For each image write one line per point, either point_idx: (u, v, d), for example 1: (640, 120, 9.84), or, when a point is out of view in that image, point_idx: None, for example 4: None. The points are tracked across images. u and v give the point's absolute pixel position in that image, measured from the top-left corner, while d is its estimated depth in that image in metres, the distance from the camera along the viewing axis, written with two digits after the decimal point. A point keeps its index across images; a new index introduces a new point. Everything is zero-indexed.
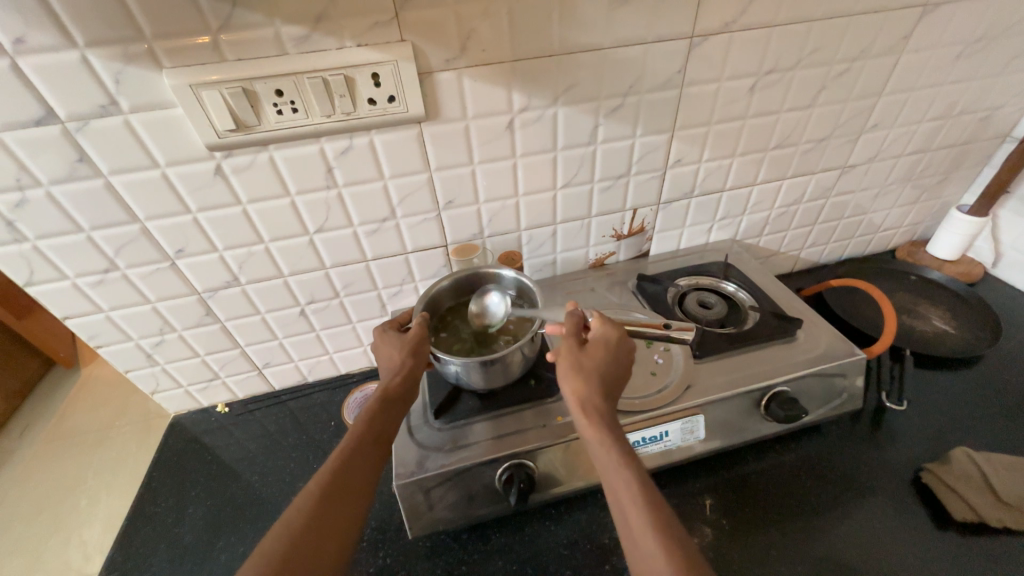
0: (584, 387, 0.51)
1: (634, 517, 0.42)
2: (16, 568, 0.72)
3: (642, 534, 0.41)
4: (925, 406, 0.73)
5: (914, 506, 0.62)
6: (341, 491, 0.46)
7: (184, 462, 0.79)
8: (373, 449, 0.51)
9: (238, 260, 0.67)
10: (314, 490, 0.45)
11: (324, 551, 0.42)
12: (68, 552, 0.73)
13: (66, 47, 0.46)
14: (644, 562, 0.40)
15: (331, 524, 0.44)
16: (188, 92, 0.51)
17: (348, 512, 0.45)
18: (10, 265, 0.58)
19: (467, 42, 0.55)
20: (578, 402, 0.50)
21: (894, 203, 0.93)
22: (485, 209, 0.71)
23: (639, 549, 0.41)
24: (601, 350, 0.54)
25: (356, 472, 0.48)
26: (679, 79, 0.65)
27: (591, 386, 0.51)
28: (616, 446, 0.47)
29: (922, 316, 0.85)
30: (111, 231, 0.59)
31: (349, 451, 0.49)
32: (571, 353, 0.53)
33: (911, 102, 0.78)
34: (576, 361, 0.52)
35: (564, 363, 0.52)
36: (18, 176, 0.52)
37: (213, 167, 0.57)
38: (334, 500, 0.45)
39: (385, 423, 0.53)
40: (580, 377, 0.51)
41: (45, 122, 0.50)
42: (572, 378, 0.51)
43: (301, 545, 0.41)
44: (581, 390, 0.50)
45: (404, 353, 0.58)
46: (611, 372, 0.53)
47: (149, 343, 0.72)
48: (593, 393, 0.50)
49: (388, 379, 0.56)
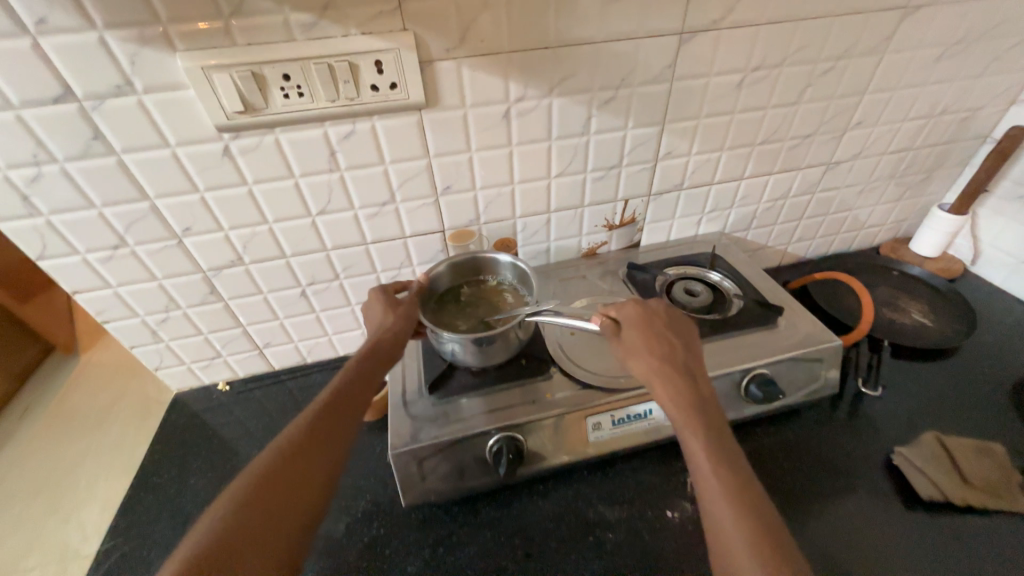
0: (656, 361, 0.55)
1: (715, 488, 0.44)
2: (15, 543, 0.76)
3: (726, 510, 0.43)
4: (901, 394, 0.76)
5: (885, 486, 0.65)
6: (319, 437, 0.49)
7: (185, 436, 0.81)
8: (355, 403, 0.53)
9: (243, 240, 0.69)
10: (293, 434, 0.49)
11: (295, 491, 0.45)
12: (68, 527, 0.76)
13: (85, 28, 0.49)
14: (719, 519, 0.43)
15: (306, 467, 0.47)
16: (199, 75, 0.53)
17: (322, 457, 0.48)
18: (24, 238, 0.61)
19: (466, 33, 0.58)
20: (655, 375, 0.54)
21: (878, 200, 0.96)
22: (481, 195, 0.74)
23: (717, 518, 0.43)
24: (669, 334, 0.58)
25: (343, 412, 0.52)
26: (669, 74, 0.68)
27: (670, 365, 0.54)
28: (695, 416, 0.50)
29: (901, 309, 0.88)
30: (122, 209, 0.62)
31: (331, 403, 0.52)
32: (641, 334, 0.57)
33: (895, 101, 0.81)
34: (646, 341, 0.57)
35: (635, 342, 0.57)
36: (34, 152, 0.55)
37: (222, 148, 0.60)
38: (309, 447, 0.48)
39: (370, 380, 0.56)
40: (650, 354, 0.55)
41: (63, 100, 0.52)
42: (647, 355, 0.55)
43: (274, 483, 0.45)
44: (655, 364, 0.55)
45: (394, 319, 0.62)
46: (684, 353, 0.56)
47: (154, 320, 0.74)
48: (654, 366, 0.55)
49: (374, 339, 0.59)
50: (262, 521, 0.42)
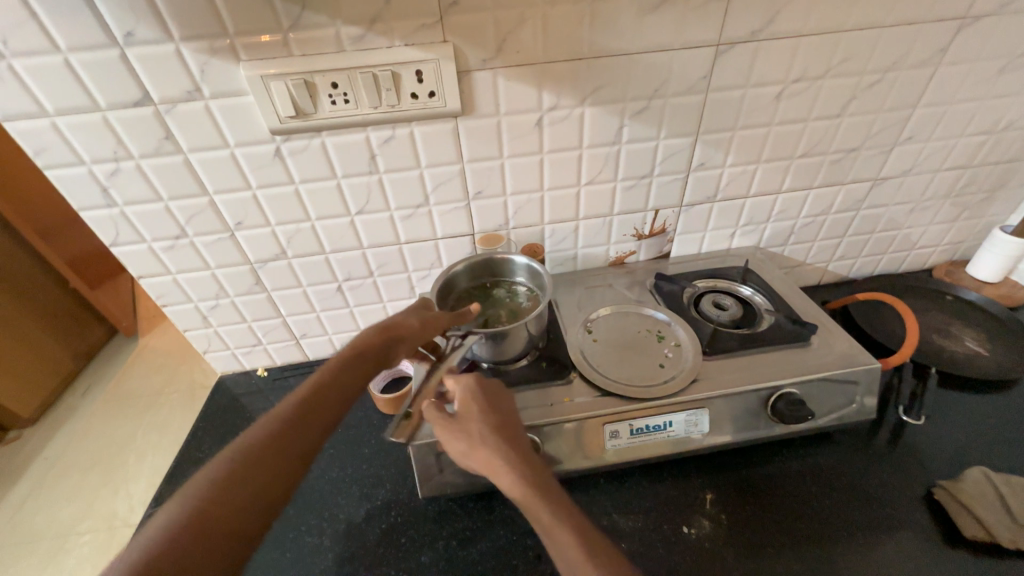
0: (483, 447, 0.52)
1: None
2: (76, 506, 0.88)
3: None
4: (949, 426, 0.71)
5: (925, 522, 0.61)
6: (283, 436, 0.49)
7: (225, 416, 0.87)
8: (323, 404, 0.53)
9: (287, 235, 0.74)
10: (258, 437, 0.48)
11: (254, 489, 0.45)
12: (117, 500, 0.87)
13: (164, 41, 0.55)
14: None
15: (267, 466, 0.47)
16: (258, 83, 0.58)
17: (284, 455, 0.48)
18: (101, 226, 0.68)
19: (503, 45, 0.60)
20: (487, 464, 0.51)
21: (931, 219, 0.91)
22: (511, 201, 0.76)
23: None
24: (472, 406, 0.56)
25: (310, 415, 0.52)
26: (704, 85, 0.68)
27: (489, 446, 0.52)
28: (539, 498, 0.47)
29: (953, 336, 0.83)
30: (184, 203, 0.68)
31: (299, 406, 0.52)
32: (452, 425, 0.54)
33: (950, 115, 0.76)
34: (466, 429, 0.54)
35: (453, 434, 0.54)
36: (115, 150, 0.62)
37: (274, 150, 0.65)
38: (272, 447, 0.48)
39: (342, 386, 0.55)
40: (473, 443, 0.53)
41: (142, 104, 0.59)
42: (470, 444, 0.53)
43: (232, 482, 0.44)
44: (484, 453, 0.52)
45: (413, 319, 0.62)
46: (498, 422, 0.55)
47: (206, 306, 0.81)
48: (494, 458, 0.51)
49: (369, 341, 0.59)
50: (218, 519, 0.42)
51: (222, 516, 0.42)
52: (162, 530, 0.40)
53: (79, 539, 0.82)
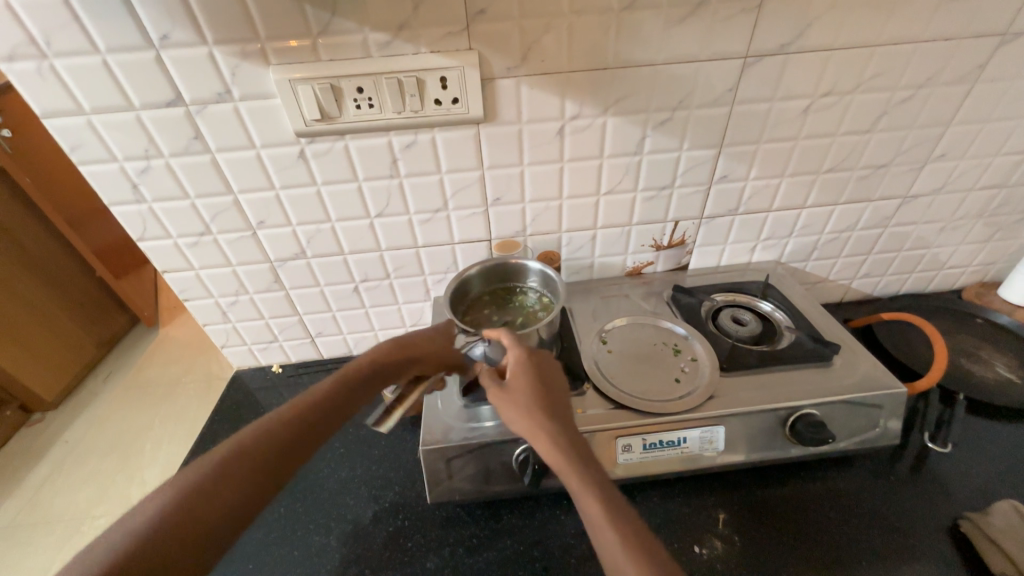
0: (528, 414, 0.53)
1: (617, 551, 0.41)
2: (91, 493, 0.90)
3: (630, 568, 0.40)
4: (976, 455, 0.68)
5: (948, 554, 0.59)
6: (267, 439, 0.49)
7: (240, 411, 0.88)
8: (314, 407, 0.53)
9: (307, 235, 0.75)
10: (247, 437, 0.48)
11: (230, 495, 0.45)
12: (130, 488, 0.88)
13: (198, 43, 0.56)
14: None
15: (244, 472, 0.47)
16: (287, 86, 0.59)
17: (262, 462, 0.48)
18: (130, 221, 0.70)
19: (528, 53, 0.61)
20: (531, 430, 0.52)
21: (962, 239, 0.88)
22: (530, 208, 0.76)
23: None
24: (522, 374, 0.56)
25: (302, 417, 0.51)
26: (730, 97, 0.67)
27: (535, 414, 0.52)
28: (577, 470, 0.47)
29: (983, 361, 0.80)
30: (210, 201, 0.69)
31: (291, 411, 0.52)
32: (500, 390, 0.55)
33: (986, 133, 0.74)
34: (512, 395, 0.55)
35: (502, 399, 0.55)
36: (146, 147, 0.63)
37: (298, 151, 0.66)
38: (249, 453, 0.48)
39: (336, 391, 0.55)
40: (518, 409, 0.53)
41: (174, 104, 0.60)
42: (516, 410, 0.53)
43: (208, 485, 0.45)
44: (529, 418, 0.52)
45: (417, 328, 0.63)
46: (547, 392, 0.55)
47: (226, 302, 0.82)
48: (536, 423, 0.52)
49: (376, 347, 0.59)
50: (188, 526, 0.43)
51: (192, 526, 0.43)
52: (135, 530, 0.42)
53: (95, 522, 0.84)
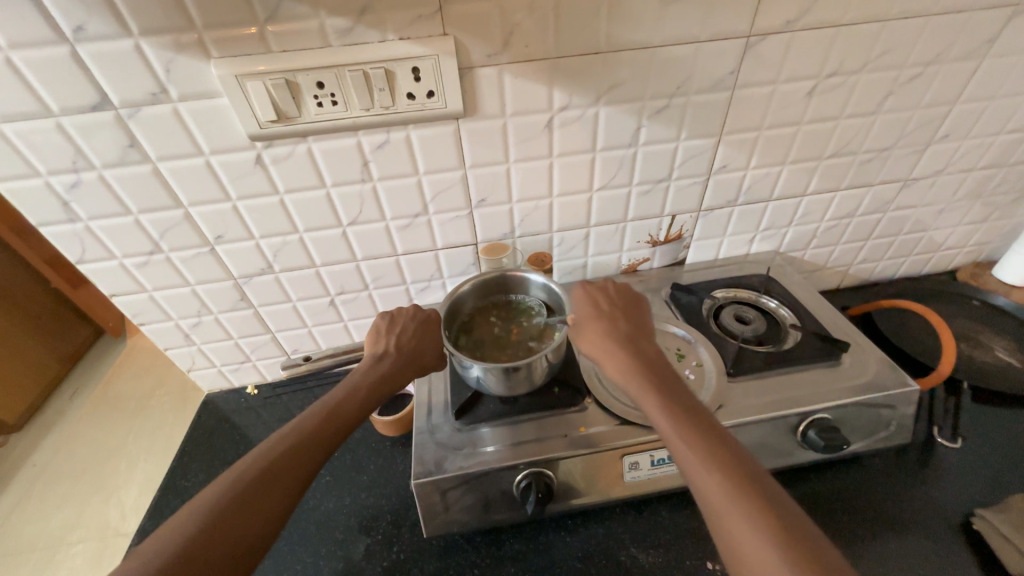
0: (622, 347, 0.52)
1: (720, 469, 0.40)
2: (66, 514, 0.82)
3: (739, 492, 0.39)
4: (981, 445, 0.67)
5: (962, 553, 0.57)
6: (297, 457, 0.45)
7: (212, 438, 0.81)
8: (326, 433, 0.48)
9: (273, 248, 0.68)
10: (256, 462, 0.43)
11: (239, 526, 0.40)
12: (107, 511, 0.81)
13: (121, 35, 0.48)
14: (731, 509, 0.38)
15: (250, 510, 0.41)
16: (233, 83, 0.51)
17: (272, 500, 0.42)
18: (65, 242, 0.62)
19: (510, 37, 0.54)
20: (623, 356, 0.51)
21: (960, 221, 0.86)
22: (518, 208, 0.70)
23: (731, 505, 0.38)
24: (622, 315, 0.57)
25: (315, 443, 0.47)
26: (731, 81, 0.61)
27: (633, 348, 0.52)
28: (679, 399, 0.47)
29: (983, 345, 0.79)
30: (156, 215, 0.61)
31: (314, 424, 0.48)
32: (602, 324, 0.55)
33: (991, 112, 0.71)
34: (611, 329, 0.54)
35: (597, 330, 0.55)
36: (74, 159, 0.55)
37: (254, 157, 0.58)
38: (280, 472, 0.43)
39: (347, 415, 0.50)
40: (613, 340, 0.53)
41: (100, 107, 0.52)
42: (613, 340, 0.53)
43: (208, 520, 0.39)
44: (624, 349, 0.52)
45: (409, 339, 0.59)
46: (643, 335, 0.55)
47: (187, 323, 0.75)
48: (628, 353, 0.51)
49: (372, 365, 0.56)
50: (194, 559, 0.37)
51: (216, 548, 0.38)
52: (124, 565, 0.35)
53: (71, 549, 0.77)
